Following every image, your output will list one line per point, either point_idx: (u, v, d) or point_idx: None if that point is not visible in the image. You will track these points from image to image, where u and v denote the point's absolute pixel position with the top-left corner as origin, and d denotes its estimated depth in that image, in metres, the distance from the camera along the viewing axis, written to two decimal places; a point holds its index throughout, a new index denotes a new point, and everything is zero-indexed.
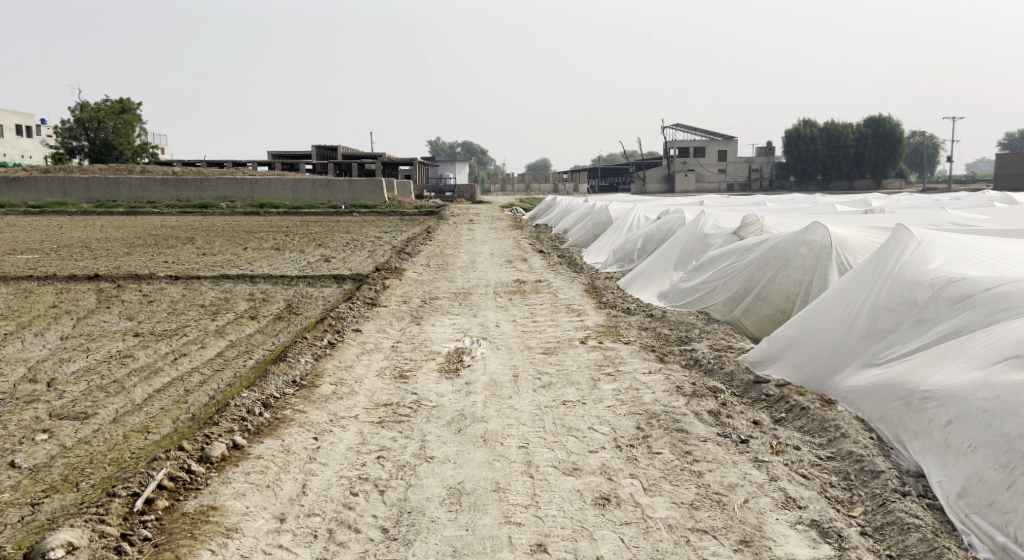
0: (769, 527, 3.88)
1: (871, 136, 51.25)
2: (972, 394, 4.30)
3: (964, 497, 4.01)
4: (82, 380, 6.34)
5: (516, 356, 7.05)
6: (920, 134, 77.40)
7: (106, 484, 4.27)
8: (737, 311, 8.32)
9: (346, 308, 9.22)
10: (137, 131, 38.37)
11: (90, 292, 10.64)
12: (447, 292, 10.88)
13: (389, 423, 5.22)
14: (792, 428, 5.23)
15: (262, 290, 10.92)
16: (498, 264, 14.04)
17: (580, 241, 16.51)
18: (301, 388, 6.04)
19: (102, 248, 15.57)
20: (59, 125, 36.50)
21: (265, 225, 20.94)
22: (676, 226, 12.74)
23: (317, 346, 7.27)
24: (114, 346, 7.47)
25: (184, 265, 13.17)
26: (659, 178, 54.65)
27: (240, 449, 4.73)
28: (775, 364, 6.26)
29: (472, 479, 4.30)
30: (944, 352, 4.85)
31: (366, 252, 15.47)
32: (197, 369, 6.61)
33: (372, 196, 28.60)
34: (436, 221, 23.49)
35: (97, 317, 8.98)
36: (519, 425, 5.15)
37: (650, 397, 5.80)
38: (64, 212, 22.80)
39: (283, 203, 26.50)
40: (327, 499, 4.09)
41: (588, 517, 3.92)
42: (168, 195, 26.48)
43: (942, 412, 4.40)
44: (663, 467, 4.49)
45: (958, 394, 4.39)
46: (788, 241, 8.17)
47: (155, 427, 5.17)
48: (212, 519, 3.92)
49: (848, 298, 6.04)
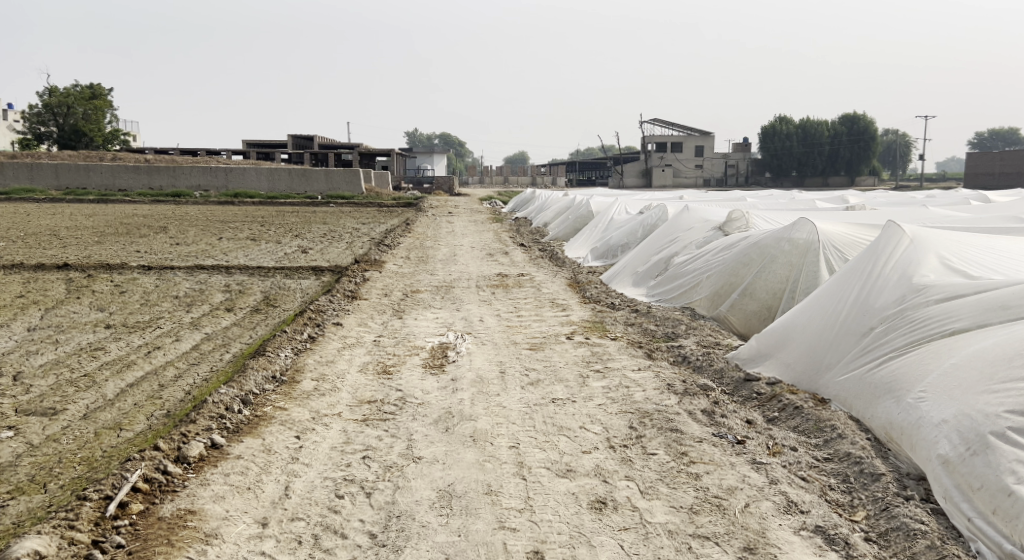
0: (772, 533, 3.76)
1: (846, 134, 51.76)
2: (969, 396, 4.18)
3: (967, 503, 3.91)
4: (50, 373, 6.09)
5: (502, 351, 6.88)
6: (894, 131, 78.24)
7: (77, 485, 4.05)
8: (723, 307, 8.19)
9: (326, 301, 9.00)
10: (108, 117, 37.67)
11: (59, 282, 10.32)
12: (429, 285, 10.69)
13: (374, 421, 5.02)
14: (787, 427, 5.11)
15: (238, 281, 10.65)
16: (479, 257, 13.84)
17: (561, 236, 16.38)
18: (281, 384, 5.83)
19: (72, 236, 15.16)
20: (27, 110, 35.64)
21: (241, 215, 20.57)
22: (659, 221, 12.62)
23: (298, 341, 7.05)
24: (84, 338, 7.20)
25: (157, 255, 12.84)
26: (636, 173, 54.69)
27: (219, 449, 4.53)
28: (766, 362, 6.13)
29: (464, 481, 4.14)
30: (934, 349, 4.76)
31: (344, 243, 15.21)
32: (171, 363, 6.39)
33: (349, 186, 28.29)
34: (415, 214, 23.21)
35: (67, 308, 8.69)
36: (508, 424, 4.99)
37: (642, 395, 5.66)
38: (31, 200, 22.24)
39: (258, 193, 26.08)
40: (311, 502, 3.91)
41: (585, 522, 3.77)
42: (140, 183, 25.95)
43: (938, 413, 4.28)
44: (660, 469, 4.35)
45: (955, 394, 4.28)
46: (774, 238, 8.08)
47: (128, 424, 4.95)
48: (190, 523, 3.71)
49: (837, 294, 5.94)
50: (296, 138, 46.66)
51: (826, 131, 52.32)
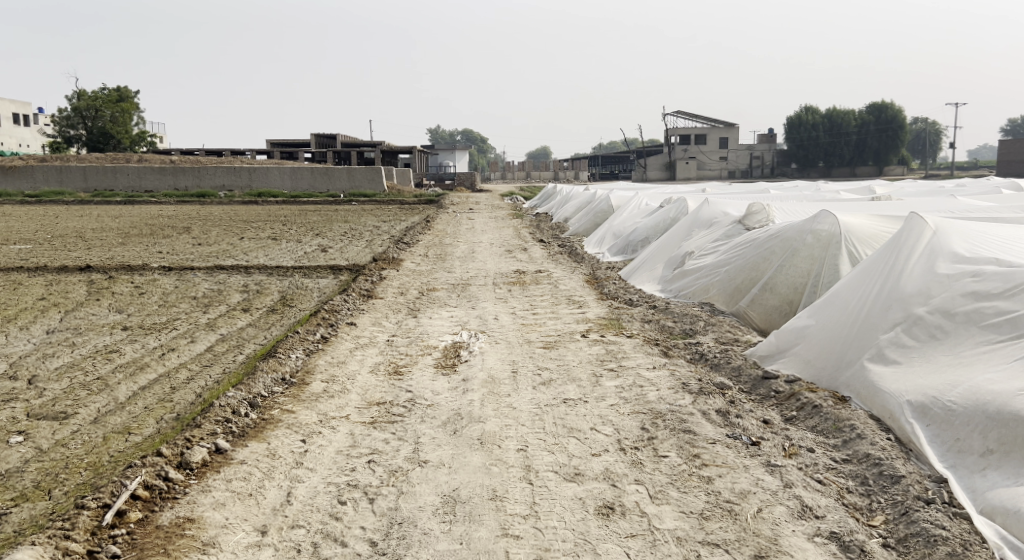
0: (785, 540, 3.64)
1: (874, 123, 50.73)
2: (1015, 420, 3.97)
3: (999, 521, 3.72)
4: (65, 377, 6.09)
5: (516, 350, 6.79)
6: (922, 120, 76.68)
7: (79, 492, 4.03)
8: (743, 303, 8.01)
9: (341, 300, 8.97)
10: (135, 120, 38.03)
11: (81, 284, 10.38)
12: (445, 283, 10.61)
13: (381, 424, 4.96)
14: (804, 427, 4.97)
15: (256, 281, 10.66)
16: (498, 254, 13.74)
17: (581, 231, 16.23)
18: (291, 386, 5.79)
19: (97, 238, 15.31)
20: (57, 113, 36.09)
21: (263, 214, 20.64)
22: (679, 215, 12.45)
23: (310, 341, 7.00)
24: (100, 340, 7.21)
25: (178, 256, 12.91)
26: (659, 166, 54.23)
27: (222, 454, 4.48)
28: (785, 359, 5.96)
29: (469, 486, 4.05)
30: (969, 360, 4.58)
31: (364, 242, 15.19)
32: (185, 365, 6.36)
33: (371, 184, 28.30)
34: (435, 210, 23.14)
35: (86, 310, 8.72)
36: (518, 426, 4.90)
37: (655, 395, 5.53)
38: (60, 202, 22.54)
39: (281, 192, 26.17)
40: (312, 509, 3.85)
41: (590, 529, 3.67)
42: (165, 184, 26.16)
43: (983, 443, 4.07)
44: (671, 472, 4.24)
45: (998, 414, 4.06)
46: (796, 231, 7.89)
47: (137, 428, 4.92)
48: (187, 532, 3.67)
49: (859, 289, 5.75)
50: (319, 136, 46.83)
51: (853, 121, 51.31)
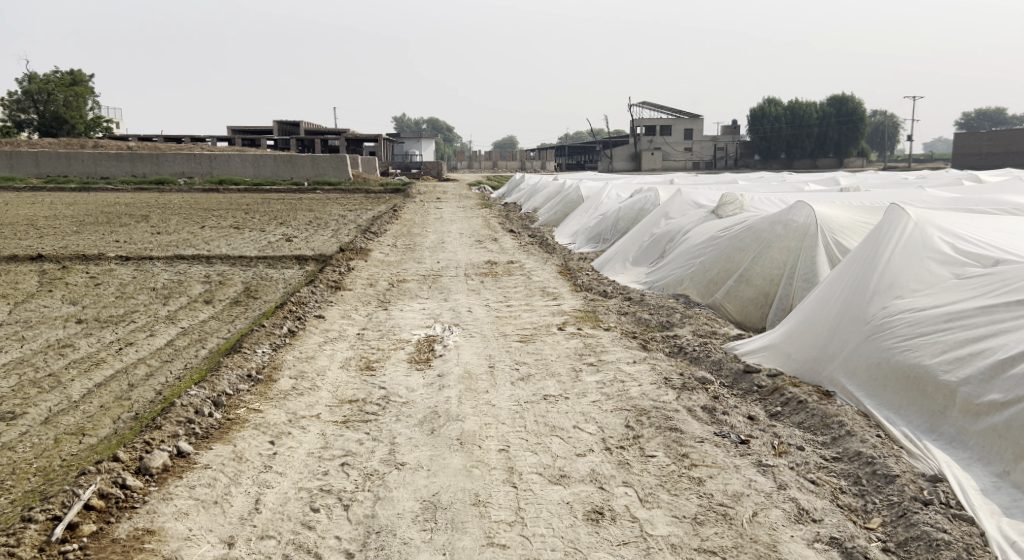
0: (784, 546, 3.50)
1: (835, 115, 51.50)
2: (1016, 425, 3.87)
3: (1008, 528, 3.59)
4: (13, 373, 5.74)
5: (492, 344, 6.57)
6: (882, 112, 77.79)
7: (27, 501, 3.74)
8: (718, 295, 7.85)
9: (308, 292, 8.66)
10: (90, 105, 37.00)
11: (32, 274, 9.90)
12: (416, 274, 10.32)
13: (354, 423, 4.72)
14: (791, 423, 4.81)
15: (219, 272, 10.28)
16: (468, 244, 13.50)
17: (551, 221, 16.06)
18: (257, 383, 5.49)
19: (50, 226, 14.71)
20: (7, 97, 34.94)
21: (225, 202, 20.11)
22: (650, 206, 12.31)
23: (276, 335, 6.69)
24: (53, 334, 6.84)
25: (136, 245, 12.45)
26: (626, 157, 54.27)
27: (185, 457, 4.21)
28: (766, 352, 5.80)
29: (449, 490, 3.84)
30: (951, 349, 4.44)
31: (330, 231, 14.83)
32: (144, 361, 6.04)
33: (336, 172, 27.81)
34: (403, 200, 22.80)
35: (37, 302, 8.31)
36: (498, 425, 4.69)
37: (638, 391, 5.36)
38: (12, 188, 21.76)
39: (243, 180, 25.60)
40: (283, 518, 3.61)
41: (580, 536, 3.49)
42: (123, 171, 25.40)
43: (998, 460, 3.91)
44: (660, 473, 4.07)
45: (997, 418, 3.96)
46: (770, 222, 7.75)
47: (92, 429, 4.62)
48: (146, 546, 3.42)
49: (838, 282, 5.59)
50: (281, 123, 46.08)
51: (815, 113, 51.93)
